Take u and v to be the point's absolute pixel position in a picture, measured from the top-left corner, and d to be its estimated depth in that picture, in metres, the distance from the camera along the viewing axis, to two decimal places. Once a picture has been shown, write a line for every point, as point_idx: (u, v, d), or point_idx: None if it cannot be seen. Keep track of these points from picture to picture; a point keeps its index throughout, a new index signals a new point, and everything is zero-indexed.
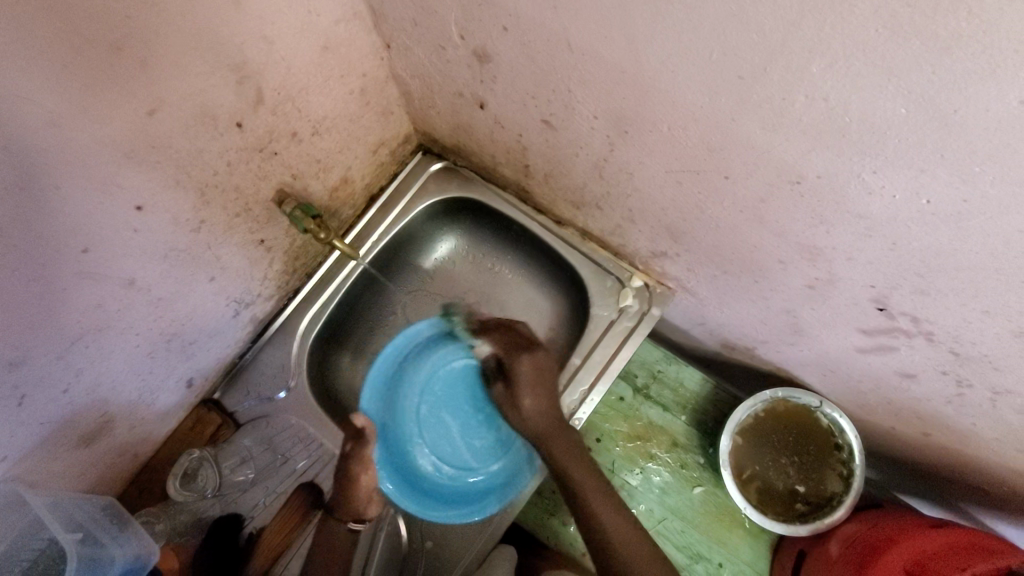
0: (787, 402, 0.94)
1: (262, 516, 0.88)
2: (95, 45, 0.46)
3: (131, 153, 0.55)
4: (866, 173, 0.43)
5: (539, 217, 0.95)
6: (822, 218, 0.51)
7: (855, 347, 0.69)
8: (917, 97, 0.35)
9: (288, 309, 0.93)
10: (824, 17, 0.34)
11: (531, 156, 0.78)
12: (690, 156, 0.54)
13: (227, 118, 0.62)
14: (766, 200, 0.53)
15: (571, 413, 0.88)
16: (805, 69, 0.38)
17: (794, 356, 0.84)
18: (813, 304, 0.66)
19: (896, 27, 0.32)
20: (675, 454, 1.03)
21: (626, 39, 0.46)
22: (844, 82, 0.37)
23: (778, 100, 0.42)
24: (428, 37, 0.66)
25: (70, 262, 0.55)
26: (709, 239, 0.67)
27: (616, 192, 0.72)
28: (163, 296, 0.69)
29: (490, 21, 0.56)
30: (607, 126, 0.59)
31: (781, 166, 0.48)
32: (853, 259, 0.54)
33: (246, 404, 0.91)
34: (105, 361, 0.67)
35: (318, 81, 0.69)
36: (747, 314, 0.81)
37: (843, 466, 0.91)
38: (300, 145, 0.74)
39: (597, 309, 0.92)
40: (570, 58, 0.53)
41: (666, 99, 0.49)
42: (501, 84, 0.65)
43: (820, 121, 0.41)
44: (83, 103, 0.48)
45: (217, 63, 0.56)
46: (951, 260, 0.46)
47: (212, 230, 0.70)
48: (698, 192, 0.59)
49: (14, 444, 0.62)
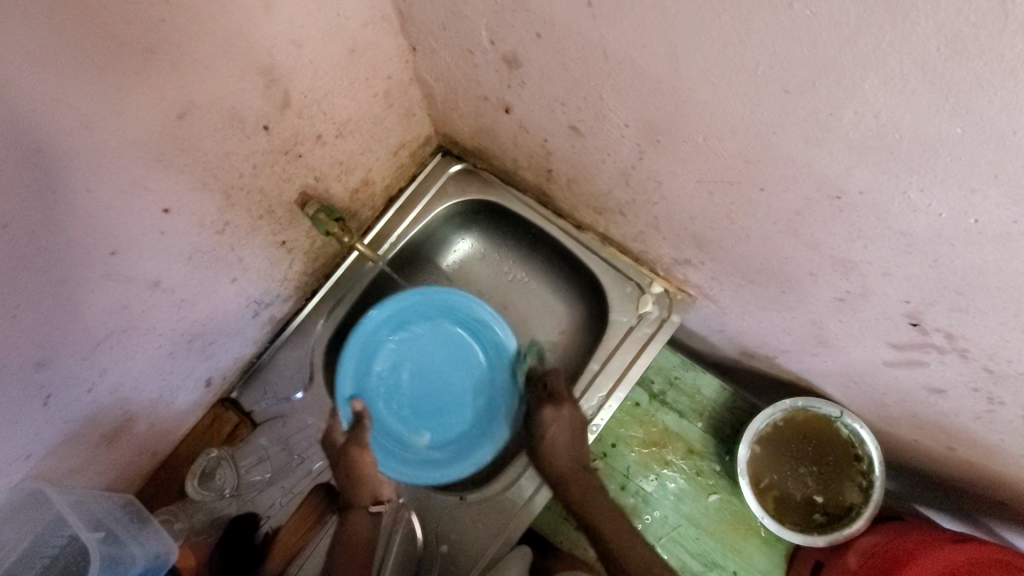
0: (807, 411, 0.93)
1: (279, 516, 0.88)
2: (127, 47, 0.45)
3: (160, 156, 0.54)
4: (912, 190, 0.42)
5: (560, 221, 0.94)
6: (859, 233, 0.50)
7: (883, 360, 0.69)
8: (973, 116, 0.34)
9: (306, 310, 0.94)
10: (883, 34, 0.33)
11: (555, 162, 0.78)
12: (725, 166, 0.54)
13: (255, 121, 0.61)
14: (802, 213, 0.52)
15: (588, 419, 0.88)
16: (857, 85, 0.37)
17: (817, 367, 0.84)
18: (842, 316, 0.65)
19: (958, 46, 0.31)
20: (691, 461, 1.02)
21: (666, 50, 0.45)
22: (898, 100, 0.36)
23: (823, 117, 0.41)
24: (456, 41, 0.65)
25: (98, 264, 0.55)
26: (737, 249, 0.67)
27: (642, 200, 0.71)
28: (187, 297, 0.69)
29: (523, 27, 0.55)
30: (638, 134, 0.58)
31: (821, 180, 0.47)
32: (889, 274, 0.53)
33: (264, 404, 0.92)
34: (128, 362, 0.68)
35: (344, 83, 0.68)
36: (770, 323, 0.80)
37: (863, 478, 0.90)
38: (324, 147, 0.73)
39: (615, 314, 0.92)
40: (605, 67, 0.52)
41: (704, 110, 0.48)
42: (529, 89, 0.64)
43: (868, 137, 0.40)
44: (114, 107, 0.47)
45: (247, 66, 0.55)
46: (995, 280, 0.45)
47: (236, 232, 0.70)
48: (730, 203, 0.59)
49: (38, 442, 0.62)
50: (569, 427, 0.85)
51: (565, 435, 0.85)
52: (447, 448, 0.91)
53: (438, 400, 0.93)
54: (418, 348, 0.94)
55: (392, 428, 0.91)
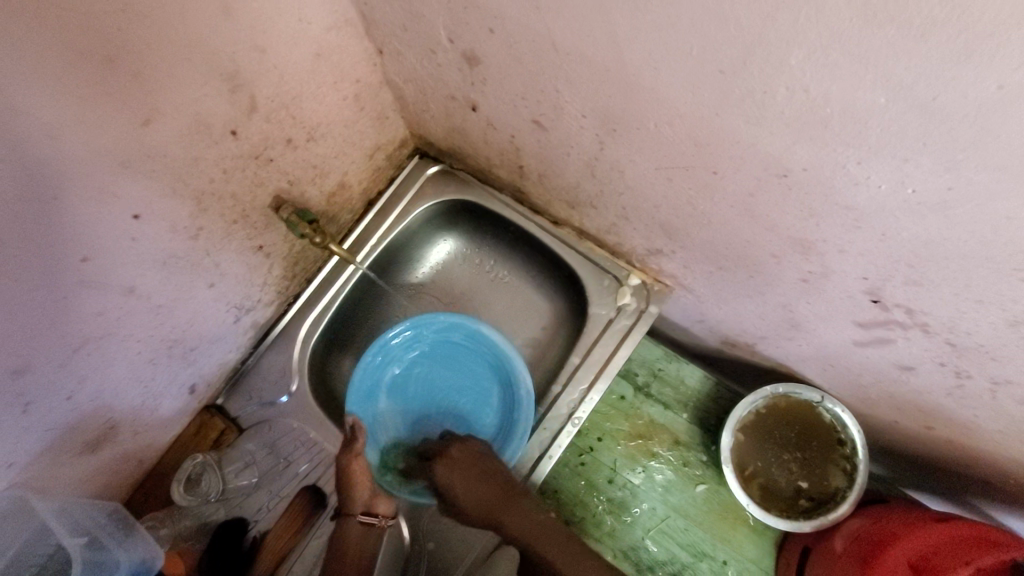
0: (789, 397, 0.94)
1: (267, 520, 0.89)
2: (86, 56, 0.46)
3: (128, 163, 0.55)
4: (851, 164, 0.43)
5: (537, 218, 0.96)
6: (810, 210, 0.51)
7: (853, 340, 0.69)
8: (894, 86, 0.35)
9: (288, 314, 0.95)
10: (798, 9, 0.34)
11: (525, 158, 0.79)
12: (679, 152, 0.55)
13: (222, 126, 0.62)
14: (755, 194, 0.53)
15: (571, 412, 0.89)
16: (784, 62, 0.38)
17: (794, 351, 0.84)
18: (809, 298, 0.66)
19: (870, 16, 0.32)
20: (678, 452, 1.03)
21: (608, 38, 0.46)
22: (822, 74, 0.37)
23: (759, 96, 0.42)
24: (418, 42, 0.66)
25: (71, 270, 0.56)
26: (702, 236, 0.68)
27: (609, 192, 0.72)
28: (164, 303, 0.70)
29: (476, 24, 0.56)
30: (595, 125, 0.60)
31: (766, 160, 0.48)
32: (844, 251, 0.54)
33: (249, 409, 0.93)
34: (108, 368, 0.69)
35: (311, 87, 0.70)
36: (745, 309, 0.81)
37: (846, 461, 0.91)
38: (296, 151, 0.75)
39: (595, 309, 0.93)
40: (556, 59, 0.53)
41: (652, 97, 0.49)
42: (491, 86, 0.66)
43: (803, 114, 0.41)
44: (78, 113, 0.49)
45: (210, 71, 0.57)
46: (942, 250, 0.46)
47: (210, 237, 0.71)
48: (689, 188, 0.60)
49: (19, 449, 0.63)
50: (467, 467, 0.81)
51: (471, 477, 0.80)
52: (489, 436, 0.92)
53: (456, 408, 0.94)
54: (423, 372, 0.95)
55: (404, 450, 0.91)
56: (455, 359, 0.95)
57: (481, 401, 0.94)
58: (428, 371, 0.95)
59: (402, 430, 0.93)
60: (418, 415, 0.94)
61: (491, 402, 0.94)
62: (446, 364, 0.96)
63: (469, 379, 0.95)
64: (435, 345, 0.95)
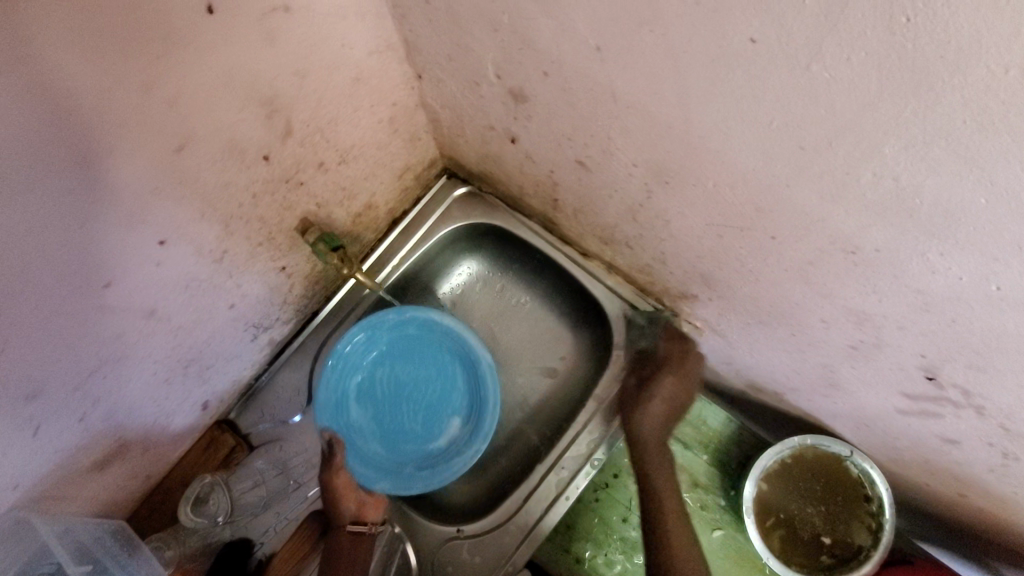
0: (816, 449, 0.91)
1: (273, 543, 0.88)
2: (122, 84, 0.44)
3: (157, 190, 0.53)
4: (932, 252, 0.40)
5: (565, 248, 0.93)
6: (875, 287, 0.48)
7: (895, 407, 0.66)
8: (1000, 191, 0.32)
9: (306, 331, 0.93)
10: (906, 102, 0.31)
11: (561, 192, 0.76)
12: (736, 213, 0.52)
13: (255, 151, 0.60)
14: (814, 263, 0.51)
15: (589, 453, 0.87)
16: (876, 149, 0.35)
17: (827, 406, 0.81)
18: (854, 363, 0.63)
19: (987, 121, 0.29)
20: (697, 495, 1.01)
21: (677, 98, 0.43)
22: (918, 166, 0.34)
23: (840, 176, 0.39)
24: (462, 72, 0.64)
25: (91, 296, 0.54)
26: (746, 290, 0.65)
27: (649, 235, 0.70)
28: (183, 325, 0.68)
29: (530, 65, 0.53)
30: (646, 175, 0.57)
31: (835, 236, 0.45)
32: (904, 329, 0.51)
33: (262, 427, 0.91)
34: (122, 390, 0.66)
35: (347, 112, 0.67)
36: (779, 361, 0.78)
37: (872, 519, 0.88)
38: (326, 174, 0.72)
39: (621, 346, 0.90)
40: (613, 109, 0.50)
41: (716, 159, 0.47)
42: (536, 123, 0.63)
43: (887, 200, 0.38)
44: (110, 143, 0.46)
45: (248, 97, 0.54)
46: (1015, 344, 0.43)
47: (234, 259, 0.68)
48: (739, 246, 0.57)
49: (28, 469, 0.61)
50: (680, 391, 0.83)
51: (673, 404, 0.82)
52: (470, 420, 0.90)
53: (427, 397, 0.91)
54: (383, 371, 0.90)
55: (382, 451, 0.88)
56: (416, 349, 0.91)
57: (449, 386, 0.91)
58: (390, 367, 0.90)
59: (378, 435, 0.88)
60: (389, 416, 0.90)
61: (460, 385, 0.91)
62: (408, 355, 0.91)
63: (434, 366, 0.92)
64: (398, 339, 0.91)
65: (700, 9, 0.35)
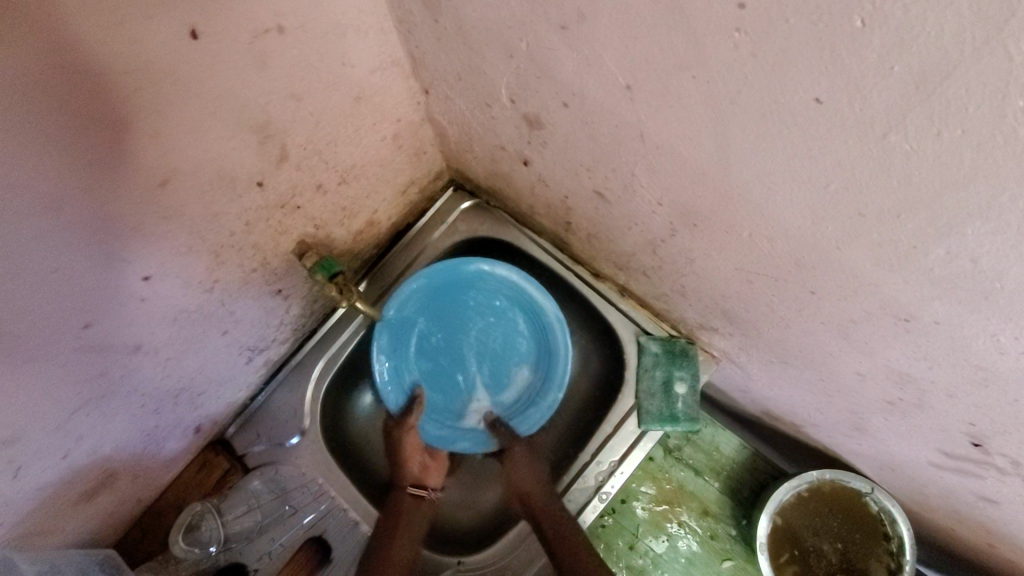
0: (834, 483, 0.87)
1: (268, 569, 0.83)
2: (98, 121, 0.39)
3: (139, 227, 0.48)
4: (1003, 335, 0.35)
5: (576, 268, 0.88)
6: (927, 355, 0.43)
7: (929, 460, 0.62)
8: None
9: (304, 349, 0.89)
10: (1006, 187, 0.26)
11: (575, 217, 0.71)
12: (771, 264, 0.47)
13: (247, 178, 0.55)
14: (857, 322, 0.46)
15: (598, 486, 0.83)
16: (955, 228, 0.30)
17: (851, 445, 0.77)
18: (888, 416, 0.59)
19: None
20: (706, 523, 0.96)
21: (715, 147, 0.38)
22: (1006, 253, 0.29)
23: (904, 247, 0.34)
24: (472, 92, 0.59)
25: (69, 339, 0.50)
26: (773, 334, 0.61)
27: (669, 269, 0.65)
28: (172, 356, 0.64)
29: (548, 94, 0.48)
30: (671, 215, 0.52)
31: (888, 302, 0.40)
32: (954, 396, 0.46)
33: (257, 448, 0.87)
34: (108, 424, 0.62)
35: (348, 132, 0.62)
36: (802, 399, 0.74)
37: (891, 558, 0.84)
38: (325, 195, 0.68)
39: (633, 374, 0.85)
40: (640, 148, 0.45)
41: (753, 211, 0.42)
42: (551, 150, 0.58)
43: (958, 278, 0.33)
44: (86, 184, 0.42)
45: (238, 125, 0.49)
46: None
47: (227, 287, 0.64)
48: (771, 294, 0.52)
49: (10, 513, 0.57)
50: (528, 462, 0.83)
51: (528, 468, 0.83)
52: (541, 364, 0.85)
53: (490, 348, 0.86)
54: (440, 327, 0.84)
55: (451, 407, 0.85)
56: (470, 300, 0.85)
57: (510, 333, 0.86)
58: (446, 322, 0.84)
59: (447, 391, 0.85)
60: (455, 370, 0.85)
61: (523, 332, 0.86)
62: (466, 306, 0.85)
63: (492, 317, 0.86)
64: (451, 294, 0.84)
65: (755, 60, 0.30)
